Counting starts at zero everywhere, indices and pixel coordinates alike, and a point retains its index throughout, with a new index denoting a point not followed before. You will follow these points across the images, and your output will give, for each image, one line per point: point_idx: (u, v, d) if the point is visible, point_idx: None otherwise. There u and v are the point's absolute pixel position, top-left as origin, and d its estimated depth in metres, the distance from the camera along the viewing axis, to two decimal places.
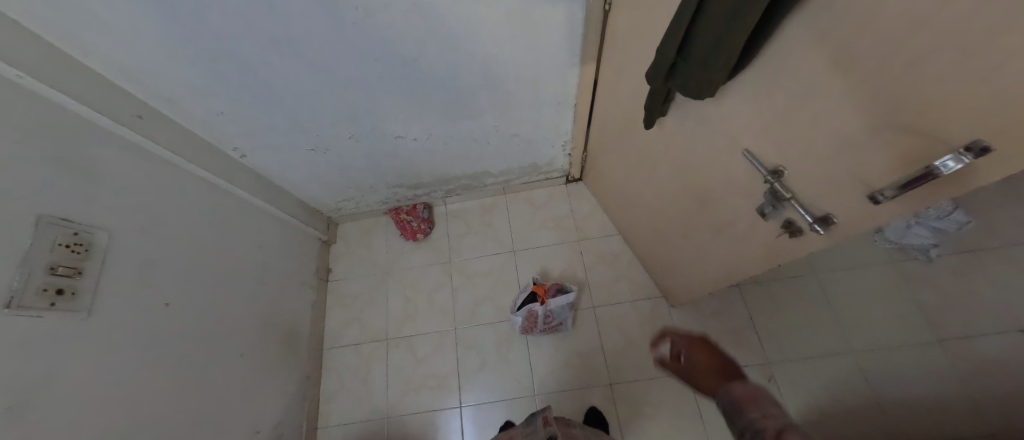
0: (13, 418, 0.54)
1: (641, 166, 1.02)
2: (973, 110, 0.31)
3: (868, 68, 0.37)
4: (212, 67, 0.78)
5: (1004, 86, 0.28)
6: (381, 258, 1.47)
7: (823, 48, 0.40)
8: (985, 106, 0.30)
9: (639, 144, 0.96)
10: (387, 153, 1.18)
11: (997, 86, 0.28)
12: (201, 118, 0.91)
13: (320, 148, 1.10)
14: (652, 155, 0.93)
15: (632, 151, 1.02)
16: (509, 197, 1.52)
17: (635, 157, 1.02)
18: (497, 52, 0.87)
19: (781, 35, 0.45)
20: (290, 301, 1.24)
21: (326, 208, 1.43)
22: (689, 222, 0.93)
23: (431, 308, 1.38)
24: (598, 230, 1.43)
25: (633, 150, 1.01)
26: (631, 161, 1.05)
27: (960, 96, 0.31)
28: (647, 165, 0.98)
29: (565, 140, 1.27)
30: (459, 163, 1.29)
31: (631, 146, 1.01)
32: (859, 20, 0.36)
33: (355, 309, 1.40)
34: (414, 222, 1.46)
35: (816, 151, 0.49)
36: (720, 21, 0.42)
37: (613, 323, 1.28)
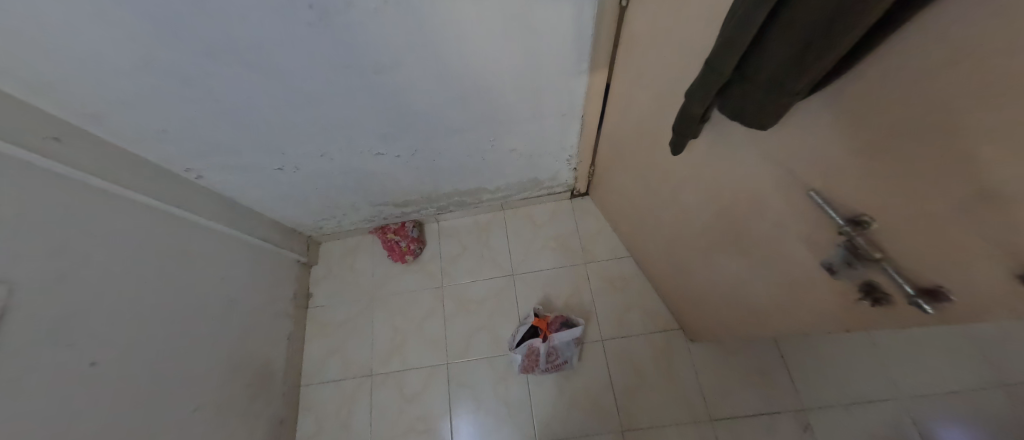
0: None
1: (657, 187, 0.86)
2: None
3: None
4: (137, 78, 0.63)
5: None
6: (366, 282, 1.34)
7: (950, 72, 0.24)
8: None
9: (656, 163, 0.80)
10: (366, 171, 1.03)
11: None
12: (138, 137, 0.76)
13: (290, 168, 0.96)
14: (672, 177, 0.77)
15: (648, 171, 0.86)
16: (508, 213, 1.38)
17: (651, 177, 0.87)
18: (491, 57, 0.72)
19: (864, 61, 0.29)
20: (262, 336, 1.10)
21: (305, 228, 1.29)
22: (717, 256, 0.78)
23: (421, 339, 1.24)
24: (606, 252, 1.28)
25: (649, 170, 0.86)
26: (647, 181, 0.90)
27: None
28: (665, 187, 0.83)
29: (570, 153, 1.12)
30: (449, 178, 1.14)
31: (647, 164, 0.85)
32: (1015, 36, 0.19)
33: (337, 339, 1.26)
34: (403, 243, 1.32)
35: (921, 219, 0.33)
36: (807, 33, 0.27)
37: (625, 359, 1.14)
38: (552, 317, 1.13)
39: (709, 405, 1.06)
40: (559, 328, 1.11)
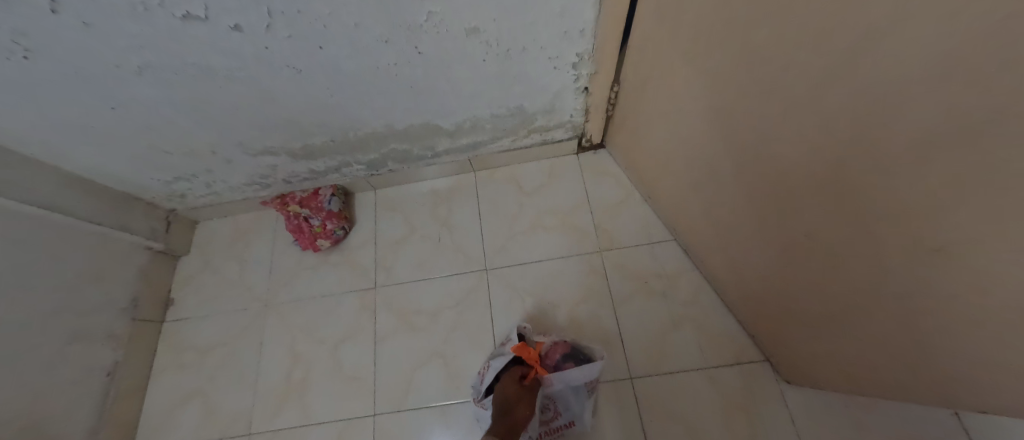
0: None
1: (766, 96, 0.37)
2: None
3: None
4: None
5: None
6: (260, 282, 0.86)
7: None
8: None
9: (789, 6, 0.29)
10: (203, 70, 0.53)
11: None
12: None
13: (9, 46, 0.45)
14: (830, 45, 0.27)
15: (748, 46, 0.35)
16: (481, 178, 0.90)
17: (756, 63, 0.36)
18: None
19: None
20: (33, 382, 0.62)
21: (151, 195, 0.80)
22: (949, 278, 0.27)
23: (337, 375, 0.76)
24: (634, 234, 0.81)
25: (753, 41, 0.35)
26: (738, 86, 0.40)
27: None
28: (781, 84, 0.34)
29: (587, 58, 0.63)
30: (370, 106, 0.66)
31: (748, 27, 0.34)
32: None
33: (204, 374, 0.79)
34: (314, 221, 0.84)
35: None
36: None
37: (673, 415, 0.67)
38: (547, 345, 0.66)
39: None
40: (560, 363, 0.64)
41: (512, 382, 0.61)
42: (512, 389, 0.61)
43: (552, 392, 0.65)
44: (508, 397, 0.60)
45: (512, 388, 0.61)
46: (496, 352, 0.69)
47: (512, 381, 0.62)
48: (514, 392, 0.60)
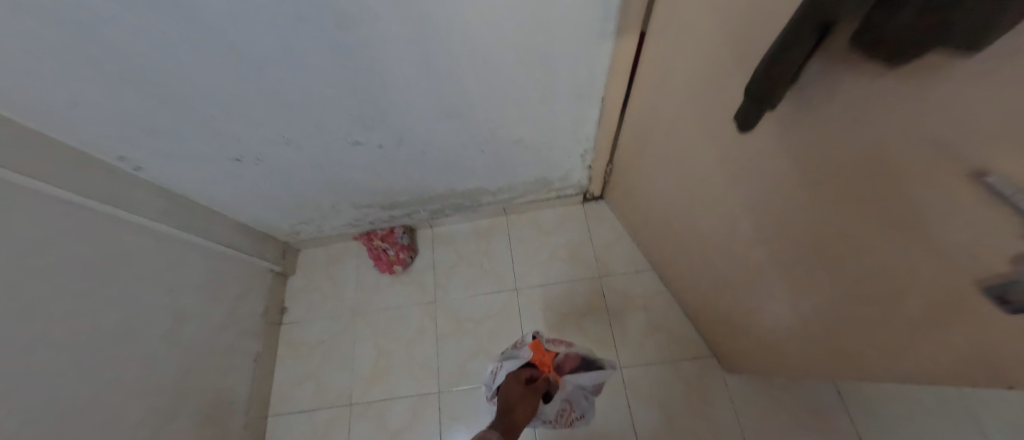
0: None
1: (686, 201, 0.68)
2: None
3: None
4: (23, 26, 0.44)
5: None
6: (350, 295, 1.17)
7: None
8: None
9: None
10: (348, 163, 0.85)
11: None
12: (48, 113, 0.58)
13: (251, 158, 0.78)
14: None
15: None
16: (512, 219, 1.21)
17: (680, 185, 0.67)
18: (495, 16, 0.55)
19: None
20: (218, 361, 0.93)
21: (277, 232, 1.12)
22: (773, 300, 0.59)
23: (410, 364, 1.07)
24: (624, 263, 1.11)
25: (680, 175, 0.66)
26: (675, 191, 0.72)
27: None
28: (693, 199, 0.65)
29: (586, 148, 0.95)
30: (441, 177, 0.98)
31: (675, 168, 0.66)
32: None
33: (313, 362, 1.09)
34: (391, 251, 1.16)
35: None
36: None
37: (649, 393, 0.96)
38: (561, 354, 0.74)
39: None
40: (573, 369, 0.74)
41: (515, 382, 0.70)
42: (514, 390, 0.68)
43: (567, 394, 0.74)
44: (510, 396, 0.68)
45: (514, 388, 0.69)
46: (507, 355, 0.77)
47: (515, 382, 0.69)
48: (517, 392, 0.68)
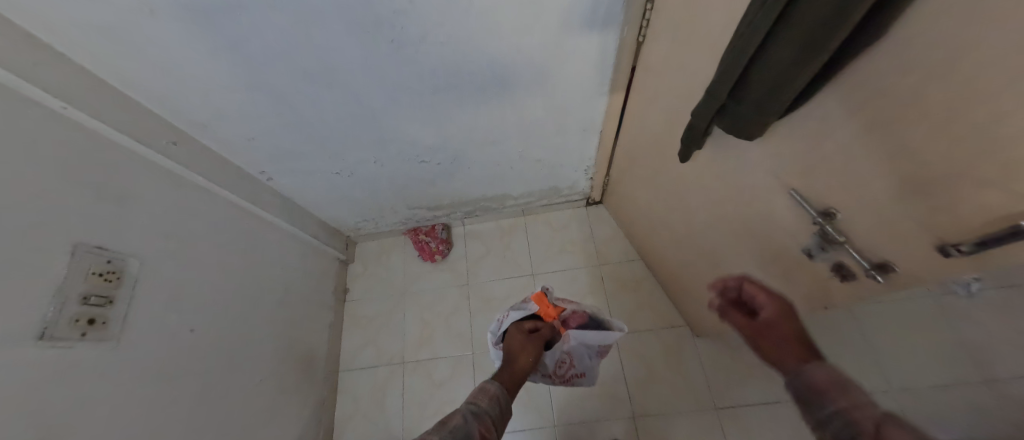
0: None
1: None
2: None
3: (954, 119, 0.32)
4: (250, 95, 0.80)
5: None
6: (399, 279, 1.46)
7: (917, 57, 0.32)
8: None
9: None
10: (411, 175, 1.17)
11: None
12: (233, 143, 0.93)
13: (345, 171, 1.11)
14: None
15: None
16: (529, 219, 1.51)
17: None
18: (524, 80, 0.86)
19: (839, 83, 0.41)
20: (307, 323, 1.24)
21: (344, 227, 1.43)
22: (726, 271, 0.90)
23: (449, 332, 1.35)
24: (619, 255, 1.40)
25: None
26: None
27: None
28: None
29: (588, 164, 1.26)
30: (477, 185, 1.28)
31: None
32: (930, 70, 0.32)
33: (372, 331, 1.38)
34: (432, 243, 1.45)
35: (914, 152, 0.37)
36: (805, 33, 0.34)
37: (636, 353, 1.24)
38: (567, 310, 0.83)
39: (714, 395, 1.16)
40: (578, 325, 0.82)
41: (518, 331, 0.77)
42: (517, 339, 0.75)
43: (571, 348, 0.82)
44: (513, 345, 0.74)
45: (518, 337, 0.75)
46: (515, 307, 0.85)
47: (518, 333, 0.76)
48: (519, 343, 0.74)
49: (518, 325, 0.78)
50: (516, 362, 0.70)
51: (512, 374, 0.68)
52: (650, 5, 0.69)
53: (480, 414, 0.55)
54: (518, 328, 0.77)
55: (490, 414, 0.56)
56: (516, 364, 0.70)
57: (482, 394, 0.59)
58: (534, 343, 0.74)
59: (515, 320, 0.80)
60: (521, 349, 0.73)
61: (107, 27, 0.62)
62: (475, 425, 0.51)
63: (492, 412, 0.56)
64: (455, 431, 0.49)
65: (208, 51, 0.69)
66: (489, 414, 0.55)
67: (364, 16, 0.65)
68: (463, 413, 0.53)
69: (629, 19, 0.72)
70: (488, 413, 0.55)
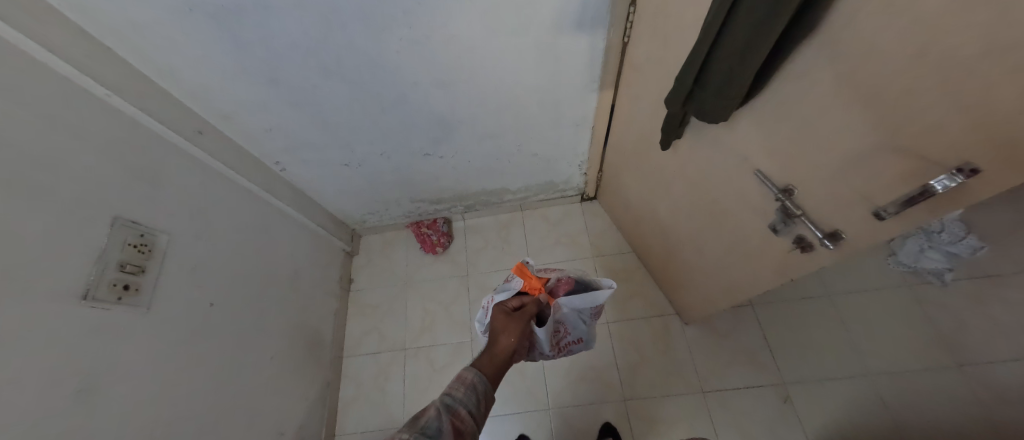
0: (86, 390, 0.62)
1: None
2: (965, 137, 0.34)
3: (878, 101, 0.40)
4: (270, 89, 0.88)
5: (991, 119, 0.31)
6: (401, 270, 1.53)
7: (840, 49, 0.41)
8: (971, 129, 0.33)
9: None
10: (415, 168, 1.24)
11: (1005, 124, 0.31)
12: (252, 134, 1.01)
13: (354, 163, 1.18)
14: None
15: None
16: (526, 214, 1.58)
17: None
18: (521, 78, 0.93)
19: (792, 65, 0.48)
20: (314, 309, 1.30)
21: (351, 220, 1.51)
22: (707, 255, 0.98)
23: (448, 320, 1.41)
24: (612, 247, 1.47)
25: None
26: None
27: (951, 121, 0.34)
28: None
29: (581, 160, 1.33)
30: (478, 179, 1.35)
31: None
32: (860, 54, 0.39)
33: (375, 319, 1.45)
34: (434, 236, 1.51)
35: (851, 125, 0.45)
36: (753, 19, 0.41)
37: (627, 339, 1.30)
38: (553, 279, 0.88)
39: (700, 378, 1.21)
40: (566, 292, 0.87)
41: (501, 312, 0.81)
42: (500, 319, 0.79)
43: (562, 316, 0.88)
44: (495, 326, 0.77)
45: (499, 319, 0.79)
46: (500, 290, 0.90)
47: (501, 313, 0.80)
48: (501, 322, 0.78)
49: (501, 306, 0.82)
50: (497, 344, 0.73)
51: (492, 357, 0.71)
52: (633, 8, 0.77)
53: (454, 407, 0.58)
54: (501, 309, 0.80)
55: (466, 404, 0.59)
56: (498, 345, 0.73)
57: (459, 384, 0.62)
58: (517, 321, 0.78)
59: (499, 302, 0.85)
60: (504, 329, 0.76)
61: (148, 25, 0.71)
62: (447, 418, 0.55)
63: (467, 401, 0.60)
64: (425, 427, 0.53)
65: (240, 48, 0.77)
66: (464, 406, 0.59)
67: (377, 16, 0.73)
68: (434, 407, 0.56)
69: (614, 21, 0.80)
70: (463, 405, 0.59)
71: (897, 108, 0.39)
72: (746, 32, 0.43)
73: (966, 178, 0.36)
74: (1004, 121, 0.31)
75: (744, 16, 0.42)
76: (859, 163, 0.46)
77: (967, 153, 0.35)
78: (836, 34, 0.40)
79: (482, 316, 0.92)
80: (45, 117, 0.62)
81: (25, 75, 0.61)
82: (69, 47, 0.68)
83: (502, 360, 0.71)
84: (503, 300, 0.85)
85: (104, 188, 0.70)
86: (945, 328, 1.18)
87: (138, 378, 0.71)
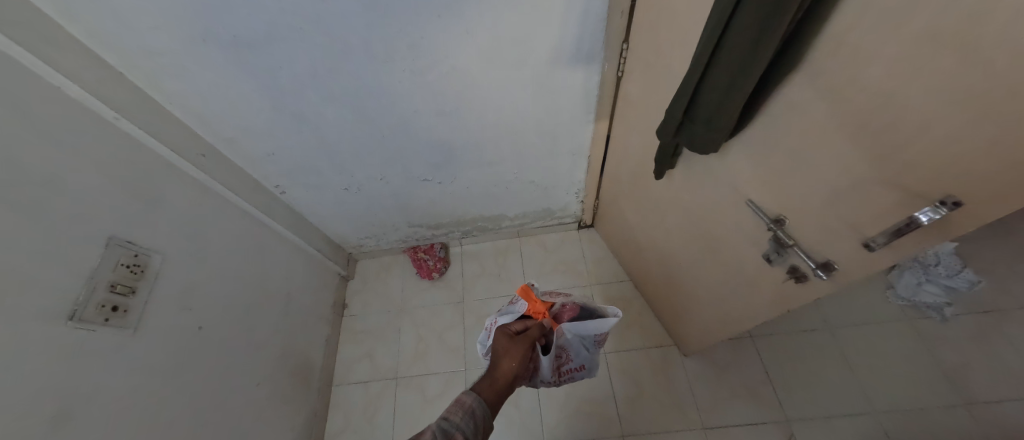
0: (61, 418, 0.59)
1: None
2: (945, 169, 0.36)
3: (861, 132, 0.42)
4: (277, 114, 0.90)
5: (971, 150, 0.33)
6: (396, 295, 1.51)
7: (823, 84, 0.43)
8: (951, 162, 0.35)
9: None
10: (413, 192, 1.26)
11: (985, 156, 0.32)
12: (255, 157, 1.03)
13: (354, 187, 1.19)
14: None
15: None
16: (523, 240, 1.58)
17: None
18: (520, 108, 0.97)
19: (778, 99, 0.51)
20: (305, 333, 1.27)
21: (348, 244, 1.51)
22: (702, 284, 0.97)
23: (443, 348, 1.37)
24: (609, 275, 1.46)
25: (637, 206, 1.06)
26: None
27: (932, 153, 0.36)
28: None
29: (578, 188, 1.35)
30: (476, 205, 1.37)
31: None
32: (842, 89, 0.41)
33: (367, 345, 1.41)
34: (431, 261, 1.51)
35: (837, 155, 0.46)
36: (739, 55, 0.44)
37: (625, 370, 1.27)
38: (558, 304, 0.86)
39: (701, 414, 1.17)
40: (570, 318, 0.85)
41: (503, 335, 0.79)
42: (502, 342, 0.77)
43: (566, 341, 0.85)
44: (497, 348, 0.76)
45: (502, 341, 0.77)
46: (504, 311, 0.89)
47: (503, 336, 0.78)
48: (503, 344, 0.76)
49: (504, 328, 0.80)
50: (499, 368, 0.72)
51: (492, 382, 0.70)
52: (626, 46, 0.81)
53: (451, 431, 0.56)
54: (504, 332, 0.79)
55: (463, 430, 0.57)
56: (500, 370, 0.72)
57: (457, 408, 0.61)
58: (520, 345, 0.76)
59: (502, 324, 0.83)
60: (505, 352, 0.75)
61: (162, 54, 0.74)
62: None
63: (465, 426, 0.58)
64: None
65: (251, 75, 0.80)
66: (460, 431, 0.57)
67: (381, 48, 0.77)
68: (433, 425, 0.54)
69: (608, 56, 0.85)
70: (460, 430, 0.57)
71: (882, 140, 0.40)
72: (732, 67, 0.45)
73: (950, 210, 0.37)
74: (984, 154, 0.32)
75: (729, 52, 0.45)
76: (848, 195, 0.48)
77: (951, 188, 0.36)
78: (820, 70, 0.43)
79: (484, 337, 0.90)
80: (48, 137, 0.64)
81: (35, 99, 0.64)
82: (83, 72, 0.71)
83: (503, 385, 0.70)
84: (506, 322, 0.83)
85: (102, 208, 0.71)
86: (949, 364, 1.15)
87: (120, 404, 0.68)
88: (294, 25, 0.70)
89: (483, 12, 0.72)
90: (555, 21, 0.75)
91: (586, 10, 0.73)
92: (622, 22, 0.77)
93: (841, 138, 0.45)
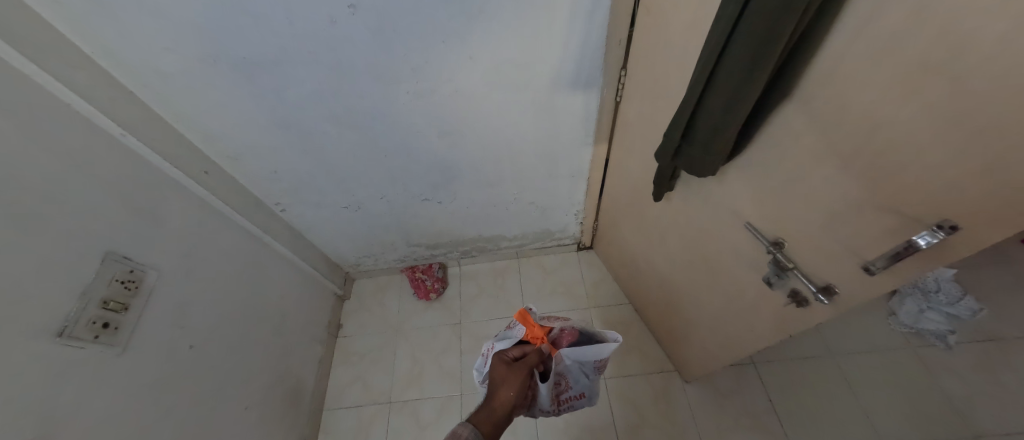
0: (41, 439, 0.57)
1: None
2: (939, 193, 0.36)
3: (856, 156, 0.43)
4: (282, 132, 0.92)
5: (964, 174, 0.33)
6: (392, 316, 1.49)
7: (817, 110, 0.45)
8: (946, 186, 0.35)
9: None
10: (412, 212, 1.26)
11: (980, 179, 0.32)
12: (258, 175, 1.04)
13: (354, 206, 1.20)
14: None
15: None
16: (522, 261, 1.58)
17: None
18: (520, 130, 0.99)
19: (773, 125, 0.52)
20: (297, 355, 1.23)
21: (346, 263, 1.50)
22: (702, 308, 0.96)
23: (438, 371, 1.34)
24: (608, 298, 1.45)
25: None
26: None
27: (927, 178, 0.36)
28: None
29: (578, 209, 1.36)
30: (476, 225, 1.37)
31: None
32: (836, 115, 0.43)
33: (361, 367, 1.38)
34: (428, 281, 1.50)
35: (835, 180, 0.47)
36: (734, 81, 0.45)
37: (626, 397, 1.23)
38: (556, 329, 0.85)
39: None
40: (569, 343, 0.83)
41: (501, 362, 0.77)
42: (500, 370, 0.75)
43: (564, 368, 0.82)
44: (495, 376, 0.75)
45: (499, 368, 0.76)
46: (501, 336, 0.87)
47: (501, 363, 0.77)
48: (501, 371, 0.75)
49: (501, 355, 0.78)
50: (496, 397, 0.70)
51: (490, 412, 0.68)
52: (624, 71, 0.85)
53: None
54: (500, 358, 0.77)
55: None
56: (497, 399, 0.70)
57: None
58: (518, 372, 0.75)
59: (500, 351, 0.81)
60: (503, 381, 0.73)
61: (172, 74, 0.76)
62: None
63: None
64: None
65: (259, 95, 0.82)
66: None
67: (386, 70, 0.80)
68: None
69: (608, 82, 0.87)
70: None
71: (876, 166, 0.41)
72: (728, 91, 0.47)
73: (947, 234, 0.37)
74: (978, 176, 0.32)
75: (725, 77, 0.46)
76: (847, 219, 0.48)
77: (945, 212, 0.37)
78: (814, 96, 0.44)
79: (481, 363, 0.88)
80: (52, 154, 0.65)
81: (39, 115, 0.65)
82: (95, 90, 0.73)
83: (501, 415, 0.68)
84: (503, 348, 0.81)
85: (100, 222, 0.71)
86: (958, 394, 1.12)
87: (103, 426, 0.66)
88: (302, 48, 0.73)
89: (484, 39, 0.75)
90: (555, 47, 0.78)
91: (586, 37, 0.76)
92: (621, 49, 0.80)
93: (838, 162, 0.46)
